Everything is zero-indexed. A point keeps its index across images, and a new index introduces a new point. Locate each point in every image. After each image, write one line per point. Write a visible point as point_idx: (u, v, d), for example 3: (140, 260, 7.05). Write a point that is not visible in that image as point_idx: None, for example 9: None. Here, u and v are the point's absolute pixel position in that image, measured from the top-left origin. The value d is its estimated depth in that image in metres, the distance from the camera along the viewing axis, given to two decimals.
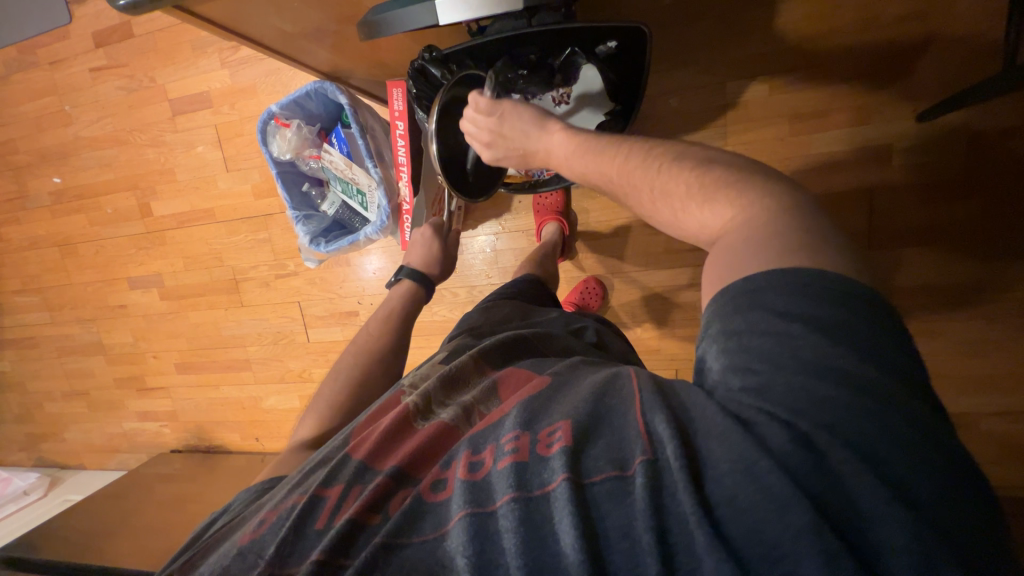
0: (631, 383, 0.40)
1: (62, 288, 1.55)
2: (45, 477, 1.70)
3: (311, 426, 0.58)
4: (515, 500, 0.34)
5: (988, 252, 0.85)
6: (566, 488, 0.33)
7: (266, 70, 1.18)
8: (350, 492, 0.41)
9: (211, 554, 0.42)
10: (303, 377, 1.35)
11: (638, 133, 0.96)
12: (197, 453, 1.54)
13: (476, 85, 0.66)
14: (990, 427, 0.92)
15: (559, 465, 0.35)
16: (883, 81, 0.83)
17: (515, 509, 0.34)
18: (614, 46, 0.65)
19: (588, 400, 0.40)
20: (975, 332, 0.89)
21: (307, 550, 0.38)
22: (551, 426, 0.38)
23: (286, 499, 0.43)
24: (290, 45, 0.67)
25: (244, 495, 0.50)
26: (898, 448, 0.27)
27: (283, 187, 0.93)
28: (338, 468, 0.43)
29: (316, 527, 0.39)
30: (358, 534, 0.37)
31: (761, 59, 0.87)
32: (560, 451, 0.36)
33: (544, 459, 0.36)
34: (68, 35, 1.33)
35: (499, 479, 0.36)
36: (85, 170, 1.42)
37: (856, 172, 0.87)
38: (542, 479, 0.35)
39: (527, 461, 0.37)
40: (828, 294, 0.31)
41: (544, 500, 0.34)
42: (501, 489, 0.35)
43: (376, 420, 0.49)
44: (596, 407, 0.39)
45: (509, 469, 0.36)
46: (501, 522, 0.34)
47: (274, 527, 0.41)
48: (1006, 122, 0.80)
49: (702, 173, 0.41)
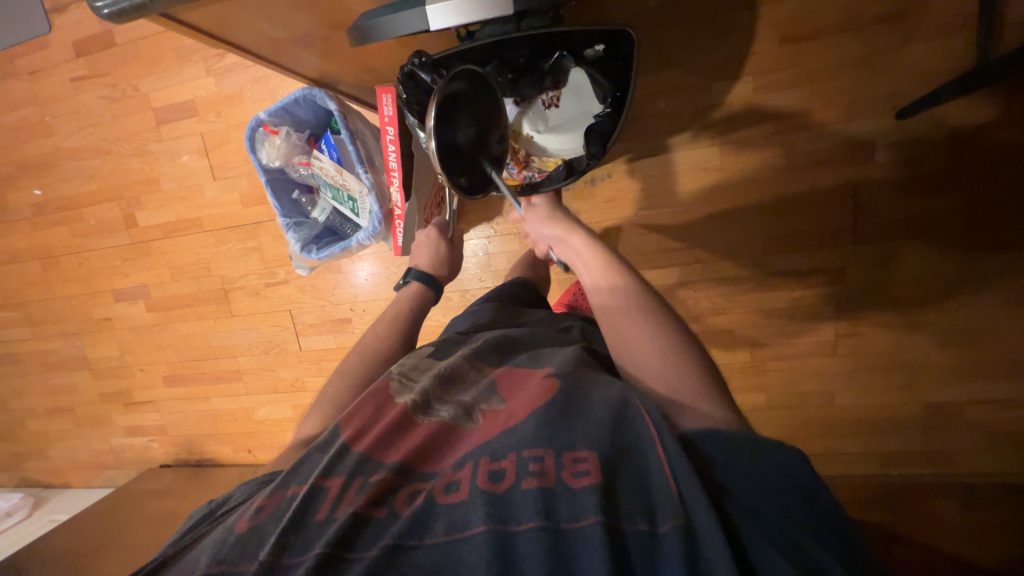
0: (646, 420, 0.39)
1: (45, 302, 1.51)
2: (28, 497, 1.65)
3: (313, 424, 0.57)
4: (543, 528, 0.34)
5: (970, 246, 0.87)
6: (599, 528, 0.33)
7: (253, 78, 1.17)
8: (351, 485, 0.40)
9: (206, 539, 0.42)
10: (296, 386, 1.33)
11: (627, 135, 0.98)
12: (187, 467, 1.50)
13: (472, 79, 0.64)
14: (976, 414, 0.95)
15: (593, 502, 0.35)
16: (864, 80, 0.85)
17: (542, 538, 0.34)
18: (602, 50, 0.67)
19: (610, 432, 0.39)
20: (960, 322, 0.91)
21: (309, 541, 0.37)
22: (576, 452, 0.38)
23: (283, 489, 0.43)
24: (279, 51, 0.67)
25: (246, 487, 0.48)
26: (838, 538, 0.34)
27: (272, 194, 0.92)
28: (339, 459, 0.43)
29: (318, 518, 0.38)
30: (363, 529, 0.37)
31: (744, 60, 0.88)
32: (591, 486, 0.36)
33: (573, 491, 0.36)
34: (47, 44, 1.31)
35: (524, 499, 0.36)
36: (67, 180, 1.39)
37: (839, 170, 0.90)
38: (571, 511, 0.35)
39: (553, 487, 0.36)
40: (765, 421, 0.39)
41: (573, 534, 0.34)
42: (526, 511, 0.35)
43: (370, 410, 0.48)
44: (612, 428, 0.39)
45: (536, 494, 0.36)
46: (526, 546, 0.34)
47: (273, 517, 0.40)
48: (979, 120, 0.82)
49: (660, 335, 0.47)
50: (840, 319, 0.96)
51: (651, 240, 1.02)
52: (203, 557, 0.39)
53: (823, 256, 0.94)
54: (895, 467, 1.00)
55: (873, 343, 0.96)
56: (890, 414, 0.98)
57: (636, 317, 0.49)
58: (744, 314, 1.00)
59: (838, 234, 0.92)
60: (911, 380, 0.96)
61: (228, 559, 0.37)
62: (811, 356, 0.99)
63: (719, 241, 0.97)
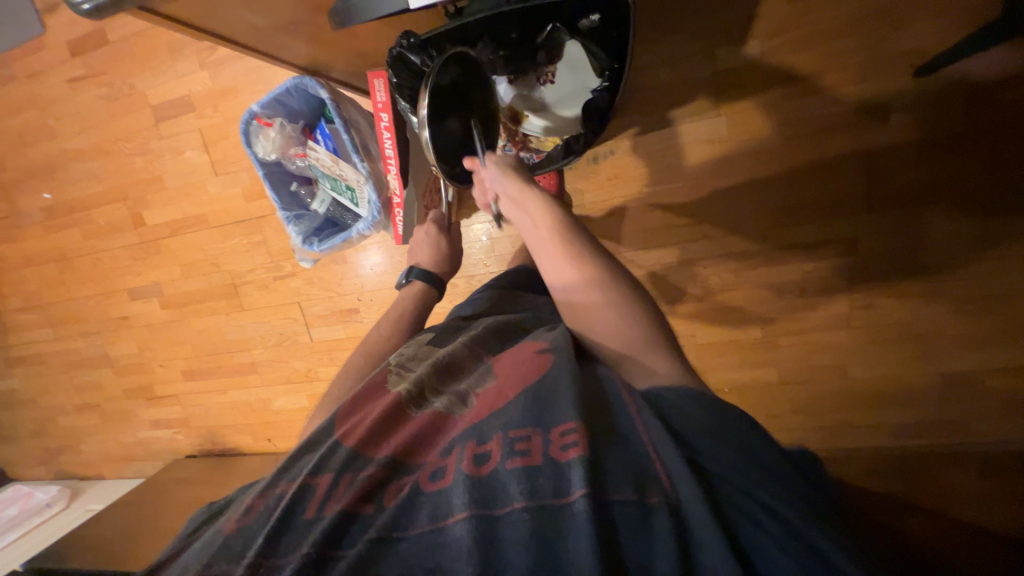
0: (637, 406, 0.39)
1: (64, 303, 1.55)
2: (66, 489, 1.72)
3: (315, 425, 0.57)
4: (527, 507, 0.34)
5: (992, 207, 0.83)
6: (586, 504, 0.33)
7: (246, 70, 1.16)
8: (339, 482, 0.41)
9: (197, 545, 0.43)
10: (309, 376, 1.36)
11: (628, 110, 0.95)
12: (211, 457, 1.55)
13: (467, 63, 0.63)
14: (995, 383, 0.92)
15: (578, 478, 0.34)
16: (876, 39, 0.80)
17: (527, 518, 0.34)
18: (597, 19, 0.63)
19: (597, 414, 0.39)
20: (980, 289, 0.88)
21: (296, 540, 0.38)
22: (563, 426, 0.38)
23: (273, 490, 0.44)
24: (265, 40, 0.65)
25: (243, 494, 0.50)
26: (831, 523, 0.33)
27: (271, 188, 0.92)
28: (328, 457, 0.43)
29: (305, 516, 0.39)
30: (351, 525, 0.38)
31: (749, 23, 0.84)
32: (576, 461, 0.35)
33: (559, 466, 0.36)
34: (42, 46, 1.31)
35: (509, 481, 0.36)
36: (74, 183, 1.41)
37: (851, 135, 0.86)
38: (559, 488, 0.35)
39: (539, 465, 0.36)
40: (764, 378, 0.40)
41: (558, 512, 0.34)
42: (512, 493, 0.35)
43: (364, 407, 0.49)
44: (595, 400, 0.40)
45: (521, 474, 0.36)
46: (509, 528, 0.33)
47: (261, 518, 0.41)
48: (1002, 71, 0.77)
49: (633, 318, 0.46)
50: (852, 290, 0.93)
51: (657, 217, 0.99)
52: (194, 562, 0.40)
53: (834, 225, 0.91)
54: (913, 439, 0.99)
55: (887, 315, 0.93)
56: (906, 385, 0.96)
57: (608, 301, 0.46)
58: (755, 288, 0.98)
59: (850, 202, 0.89)
60: (928, 351, 0.93)
61: (219, 561, 0.39)
62: (823, 330, 0.97)
63: (726, 216, 0.95)
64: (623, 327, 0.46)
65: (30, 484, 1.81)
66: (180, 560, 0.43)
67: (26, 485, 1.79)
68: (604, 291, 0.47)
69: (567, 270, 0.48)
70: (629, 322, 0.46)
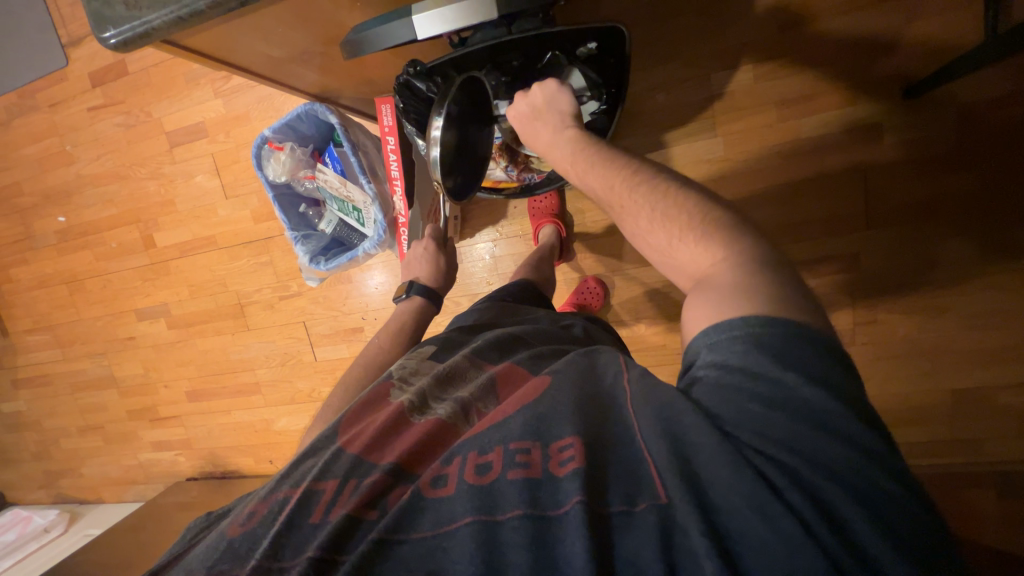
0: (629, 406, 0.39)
1: (72, 324, 1.57)
2: (64, 513, 1.70)
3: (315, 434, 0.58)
4: (527, 514, 0.34)
5: (991, 223, 0.84)
6: (581, 510, 0.33)
7: (258, 97, 1.20)
8: (344, 488, 0.41)
9: (200, 548, 0.43)
10: (312, 396, 1.35)
11: (627, 131, 0.98)
12: (212, 480, 1.54)
13: (472, 87, 0.66)
14: (1006, 400, 0.91)
15: (573, 485, 0.34)
16: (866, 60, 0.83)
17: (526, 526, 0.34)
18: (594, 47, 0.67)
19: (597, 420, 0.39)
20: (984, 304, 0.87)
21: (301, 542, 0.38)
22: (562, 441, 0.38)
23: (278, 492, 0.44)
24: (279, 69, 0.69)
25: (244, 500, 0.50)
26: (835, 453, 0.30)
27: (280, 209, 0.95)
28: (332, 462, 0.44)
29: (311, 520, 0.39)
30: (354, 530, 0.37)
31: (741, 48, 0.88)
32: (573, 471, 0.35)
33: (557, 479, 0.36)
34: (65, 77, 1.38)
35: (510, 490, 0.36)
36: (88, 207, 1.45)
37: (844, 153, 0.88)
38: (556, 499, 0.35)
39: (539, 477, 0.36)
40: (811, 332, 0.33)
41: (558, 521, 0.33)
42: (512, 501, 0.35)
43: (366, 416, 0.50)
44: (598, 411, 0.41)
45: (521, 484, 0.36)
46: (510, 534, 0.34)
47: (264, 521, 0.41)
48: (993, 93, 0.80)
49: (705, 214, 0.42)
50: (856, 306, 0.94)
51: None
52: (197, 565, 0.40)
53: (833, 243, 0.92)
54: (926, 458, 0.97)
55: (894, 331, 0.93)
56: (916, 403, 0.95)
57: (653, 188, 0.45)
58: None
59: (846, 218, 0.90)
60: (936, 367, 0.93)
61: (223, 565, 0.39)
62: None
63: None
64: (679, 216, 0.43)
65: (29, 508, 1.78)
66: (184, 562, 0.43)
67: (24, 508, 1.78)
68: (642, 181, 0.46)
69: (604, 172, 0.49)
70: (646, 218, 0.44)
